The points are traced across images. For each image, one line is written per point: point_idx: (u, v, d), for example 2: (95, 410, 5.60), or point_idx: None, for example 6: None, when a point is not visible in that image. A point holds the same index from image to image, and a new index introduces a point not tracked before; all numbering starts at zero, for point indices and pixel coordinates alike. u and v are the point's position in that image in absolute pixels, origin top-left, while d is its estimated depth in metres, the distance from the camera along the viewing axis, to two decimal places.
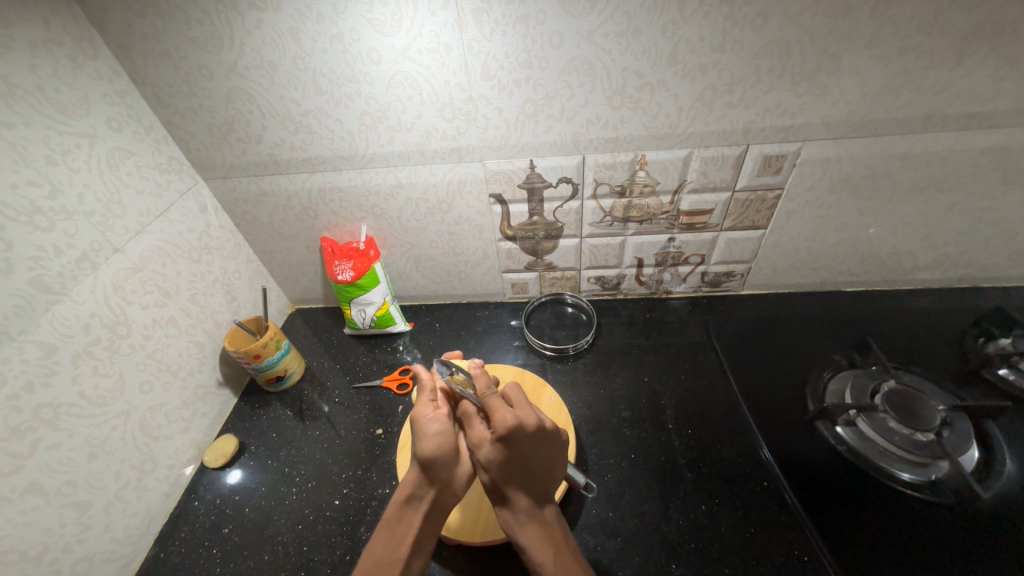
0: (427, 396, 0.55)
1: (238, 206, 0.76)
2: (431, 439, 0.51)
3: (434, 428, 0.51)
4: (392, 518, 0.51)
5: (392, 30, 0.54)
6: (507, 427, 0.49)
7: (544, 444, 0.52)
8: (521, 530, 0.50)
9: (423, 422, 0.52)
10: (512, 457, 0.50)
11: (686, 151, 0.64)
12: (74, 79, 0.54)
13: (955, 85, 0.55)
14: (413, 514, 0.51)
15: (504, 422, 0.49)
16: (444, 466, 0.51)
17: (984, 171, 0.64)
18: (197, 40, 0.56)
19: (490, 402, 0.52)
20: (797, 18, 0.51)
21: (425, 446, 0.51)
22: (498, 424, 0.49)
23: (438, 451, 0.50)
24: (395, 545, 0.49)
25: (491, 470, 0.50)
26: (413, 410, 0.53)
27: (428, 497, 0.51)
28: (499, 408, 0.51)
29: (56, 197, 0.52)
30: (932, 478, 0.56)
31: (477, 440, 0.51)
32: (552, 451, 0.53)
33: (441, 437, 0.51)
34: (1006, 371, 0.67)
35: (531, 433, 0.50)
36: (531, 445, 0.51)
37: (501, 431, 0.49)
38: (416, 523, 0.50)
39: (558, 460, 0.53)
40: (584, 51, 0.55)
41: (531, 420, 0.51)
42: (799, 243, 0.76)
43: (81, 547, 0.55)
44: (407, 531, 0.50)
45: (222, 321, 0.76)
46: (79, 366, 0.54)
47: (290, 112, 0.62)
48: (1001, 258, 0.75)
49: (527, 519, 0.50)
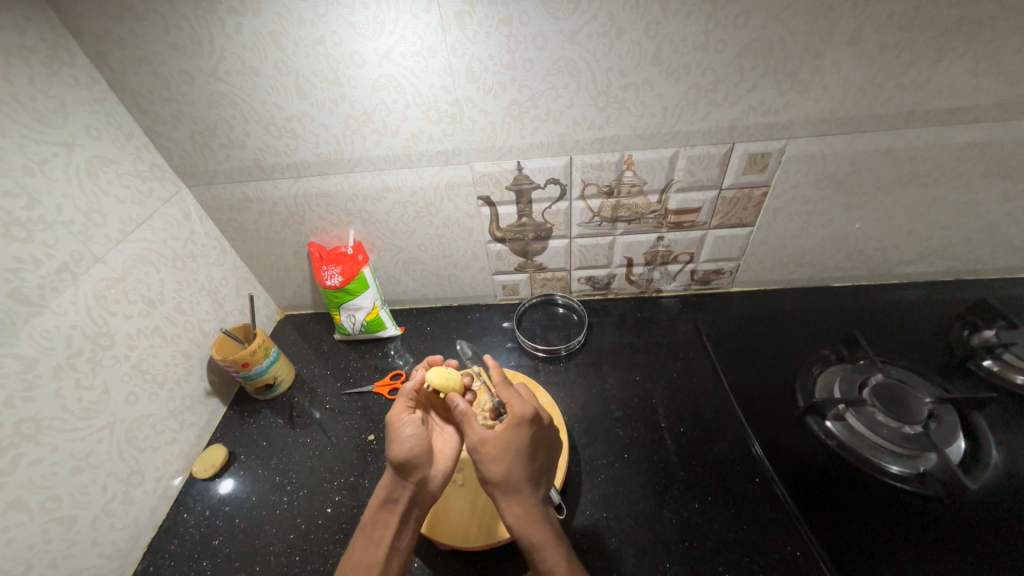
0: (405, 403, 0.57)
1: (223, 213, 0.75)
2: (406, 441, 0.52)
3: (410, 431, 0.53)
4: (369, 520, 0.51)
5: (375, 33, 0.54)
6: (529, 412, 0.53)
7: (546, 435, 0.56)
8: (524, 529, 0.49)
9: (399, 426, 0.54)
10: (525, 447, 0.52)
11: (672, 150, 0.64)
12: (50, 87, 0.53)
13: (934, 81, 0.56)
14: (390, 515, 0.51)
15: (526, 408, 0.53)
16: (418, 467, 0.52)
17: (965, 165, 0.65)
18: (177, 45, 0.56)
19: (504, 393, 0.55)
20: (779, 16, 0.51)
21: (399, 449, 0.51)
22: (519, 410, 0.53)
23: (414, 452, 0.51)
24: (374, 547, 0.49)
25: (503, 461, 0.51)
26: (388, 415, 0.55)
27: (403, 499, 0.51)
28: (515, 397, 0.55)
29: (34, 208, 0.51)
30: (920, 470, 0.56)
31: (479, 438, 0.52)
32: (550, 444, 0.57)
33: (417, 439, 0.52)
34: (990, 362, 0.68)
35: (541, 421, 0.55)
36: (540, 435, 0.55)
37: (523, 416, 0.53)
38: (393, 523, 0.50)
39: (553, 456, 0.57)
40: (569, 52, 0.55)
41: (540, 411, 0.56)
42: (786, 240, 0.76)
43: (68, 563, 0.54)
44: (385, 532, 0.50)
45: (209, 330, 0.75)
46: (61, 379, 0.53)
47: (274, 117, 0.62)
48: (984, 250, 0.76)
49: (533, 515, 0.50)
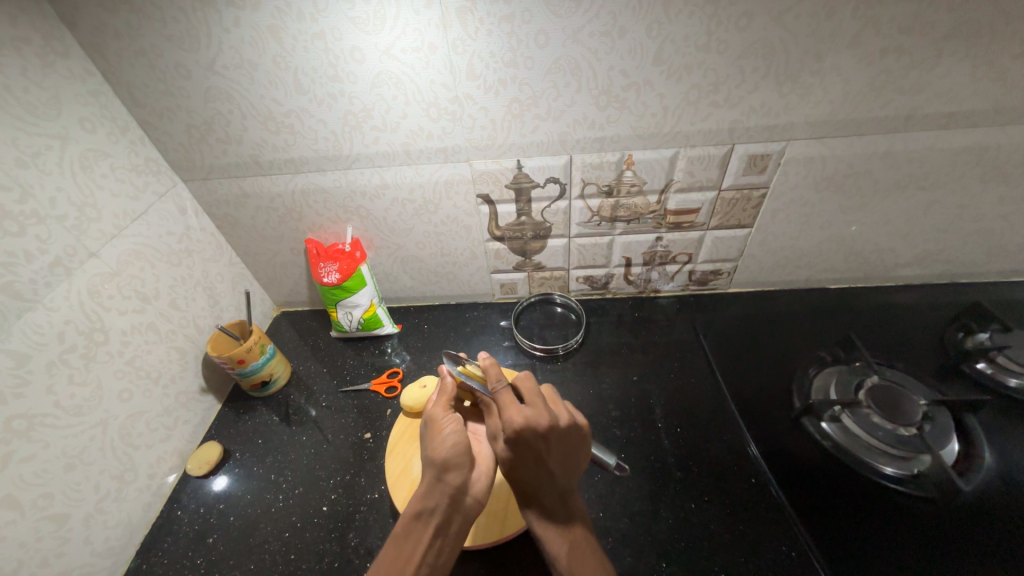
0: (440, 400, 0.57)
1: (219, 208, 0.74)
2: (446, 439, 0.52)
3: (450, 429, 0.53)
4: (402, 531, 0.48)
5: (375, 29, 0.53)
6: (516, 427, 0.49)
7: (561, 441, 0.51)
8: (538, 522, 0.51)
9: (438, 420, 0.55)
10: (526, 456, 0.51)
11: (672, 150, 0.64)
12: (44, 78, 0.52)
13: (934, 85, 0.56)
14: (425, 528, 0.48)
15: (512, 422, 0.50)
16: (458, 468, 0.51)
17: (962, 169, 0.65)
18: (174, 37, 0.55)
19: (500, 400, 0.52)
20: (781, 18, 0.51)
21: (439, 448, 0.52)
22: (507, 424, 0.50)
23: (453, 451, 0.51)
24: (405, 559, 0.47)
25: (509, 466, 0.52)
26: (428, 412, 0.56)
27: (439, 508, 0.49)
28: (507, 408, 0.51)
29: (27, 201, 0.50)
30: (914, 472, 0.57)
31: (496, 428, 0.54)
32: (569, 445, 0.52)
33: (456, 437, 0.52)
34: (984, 364, 0.69)
35: (549, 431, 0.50)
36: (546, 446, 0.50)
37: (511, 430, 0.50)
38: (427, 537, 0.48)
39: (578, 458, 0.53)
40: (571, 51, 0.55)
41: (540, 422, 0.50)
42: (784, 241, 0.77)
43: (60, 561, 0.53)
44: (417, 544, 0.47)
45: (204, 326, 0.75)
46: (53, 376, 0.53)
47: (272, 112, 0.61)
48: (979, 254, 0.77)
49: (544, 514, 0.51)
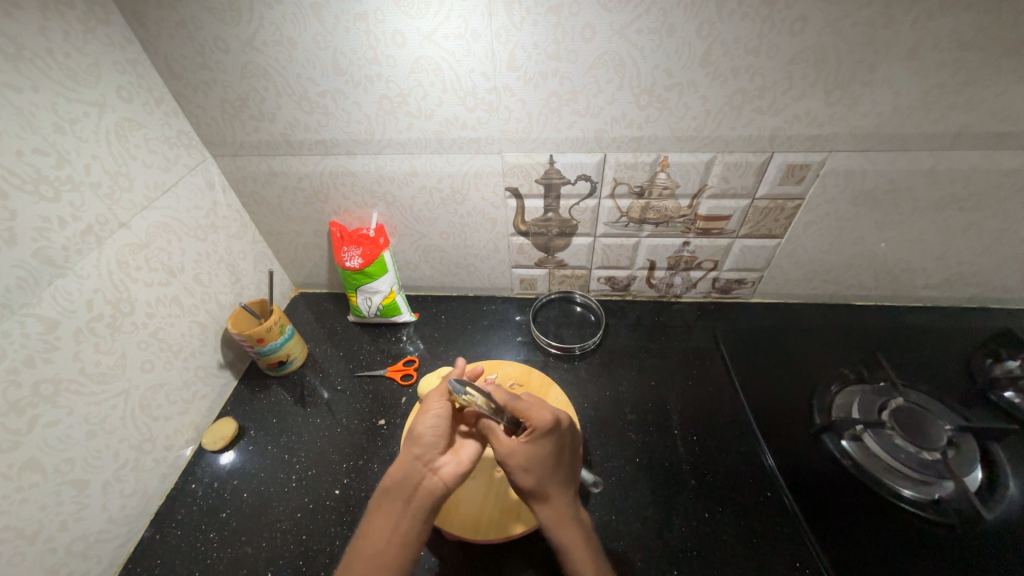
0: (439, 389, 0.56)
1: (246, 185, 0.74)
2: (431, 418, 0.52)
3: (435, 416, 0.52)
4: (373, 506, 0.49)
5: (419, 13, 0.52)
6: (548, 423, 0.53)
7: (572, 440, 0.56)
8: (558, 529, 0.50)
9: (430, 403, 0.54)
10: (550, 456, 0.53)
11: (709, 155, 0.63)
12: (85, 44, 0.52)
13: (988, 103, 0.54)
14: (393, 502, 0.48)
15: (544, 418, 0.53)
16: (430, 445, 0.51)
17: (1006, 192, 0.63)
18: (215, 10, 0.54)
19: (522, 406, 0.55)
20: (837, 25, 0.50)
21: (422, 423, 0.52)
22: (539, 421, 0.53)
23: (434, 430, 0.51)
24: (376, 536, 0.47)
25: (532, 469, 0.51)
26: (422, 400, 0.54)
27: (406, 483, 0.49)
28: (533, 409, 0.54)
29: (63, 167, 0.50)
30: (935, 497, 0.56)
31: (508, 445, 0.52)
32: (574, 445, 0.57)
33: (441, 424, 0.52)
34: (1011, 393, 0.67)
35: (562, 425, 0.55)
36: (565, 441, 0.55)
37: (542, 427, 0.52)
38: (395, 512, 0.48)
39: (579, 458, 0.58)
40: (616, 46, 0.53)
41: (562, 417, 0.56)
42: (813, 255, 0.75)
43: (77, 526, 0.54)
44: (386, 520, 0.47)
45: (226, 302, 0.75)
46: (80, 343, 0.53)
47: (308, 92, 0.60)
48: (1013, 280, 0.75)
49: (565, 517, 0.50)
